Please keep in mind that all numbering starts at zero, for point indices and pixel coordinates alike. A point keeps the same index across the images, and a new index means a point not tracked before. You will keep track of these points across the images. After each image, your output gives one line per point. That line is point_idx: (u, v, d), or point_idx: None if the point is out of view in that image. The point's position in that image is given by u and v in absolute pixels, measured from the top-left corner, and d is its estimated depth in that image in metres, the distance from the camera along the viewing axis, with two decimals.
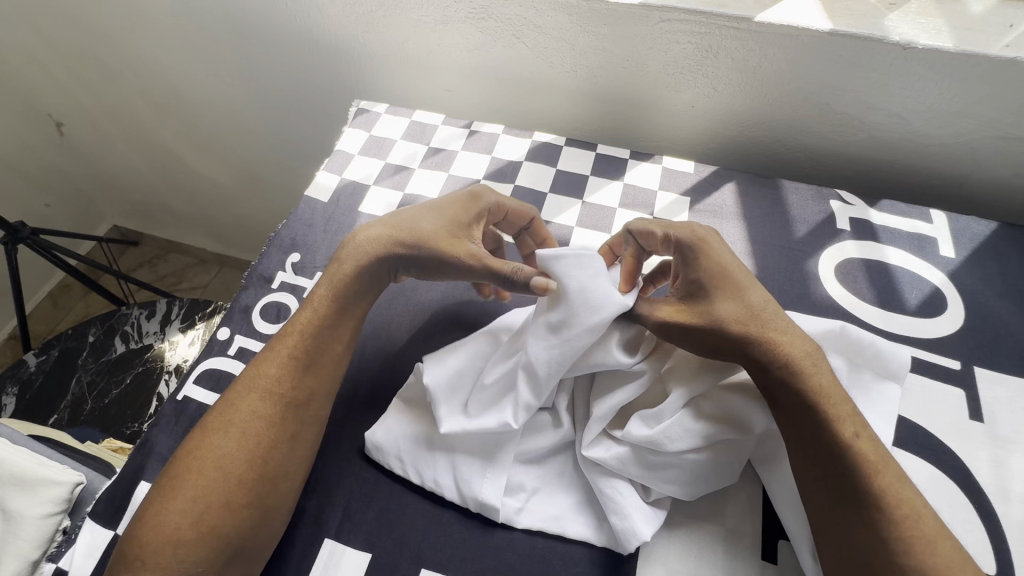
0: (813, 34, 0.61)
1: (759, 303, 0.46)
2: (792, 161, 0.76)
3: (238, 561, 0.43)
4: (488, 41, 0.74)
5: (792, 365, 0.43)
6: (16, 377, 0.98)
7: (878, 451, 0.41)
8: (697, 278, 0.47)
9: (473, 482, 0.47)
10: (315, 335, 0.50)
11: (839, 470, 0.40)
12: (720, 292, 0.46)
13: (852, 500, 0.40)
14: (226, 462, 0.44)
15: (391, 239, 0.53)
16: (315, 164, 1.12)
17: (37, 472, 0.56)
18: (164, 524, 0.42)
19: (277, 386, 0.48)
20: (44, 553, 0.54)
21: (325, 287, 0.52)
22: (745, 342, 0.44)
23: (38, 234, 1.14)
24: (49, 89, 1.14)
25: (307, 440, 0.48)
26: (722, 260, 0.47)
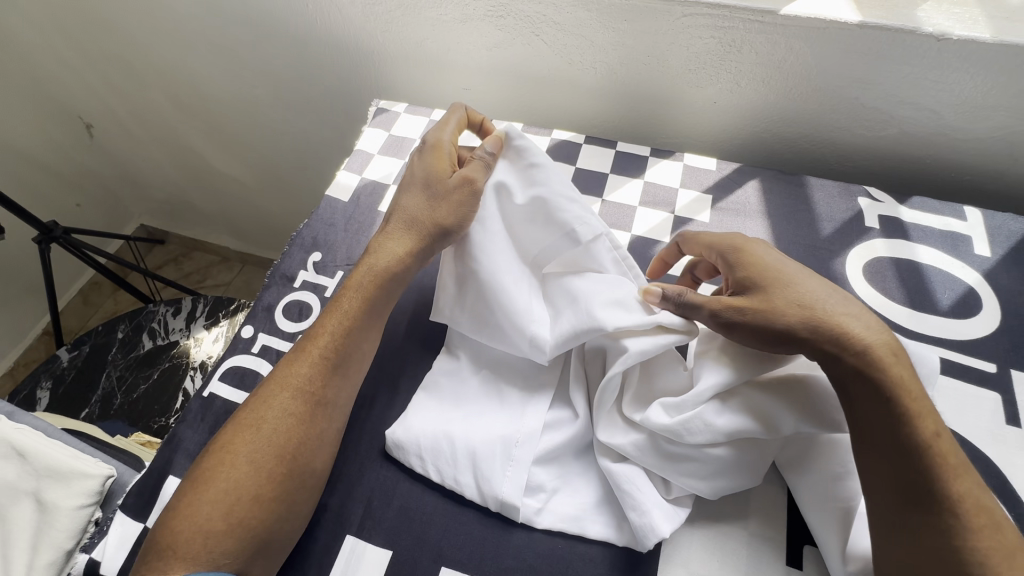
0: (842, 27, 0.59)
1: (818, 295, 0.45)
2: (818, 157, 0.74)
3: (263, 553, 0.44)
4: (507, 39, 0.74)
5: (871, 357, 0.41)
6: (50, 371, 1.01)
7: (955, 454, 0.40)
8: (748, 278, 0.47)
9: (492, 479, 0.47)
10: (345, 336, 0.51)
11: (919, 474, 0.39)
12: (776, 286, 0.46)
13: (930, 506, 0.38)
14: (258, 457, 0.45)
15: (416, 236, 0.54)
16: (335, 163, 1.13)
17: (71, 465, 0.58)
18: (196, 515, 0.43)
19: (308, 385, 0.49)
20: (78, 544, 0.56)
21: (360, 286, 0.53)
22: (816, 331, 0.43)
23: (69, 233, 1.18)
24: (80, 93, 1.18)
25: (333, 438, 0.49)
26: (766, 260, 0.48)
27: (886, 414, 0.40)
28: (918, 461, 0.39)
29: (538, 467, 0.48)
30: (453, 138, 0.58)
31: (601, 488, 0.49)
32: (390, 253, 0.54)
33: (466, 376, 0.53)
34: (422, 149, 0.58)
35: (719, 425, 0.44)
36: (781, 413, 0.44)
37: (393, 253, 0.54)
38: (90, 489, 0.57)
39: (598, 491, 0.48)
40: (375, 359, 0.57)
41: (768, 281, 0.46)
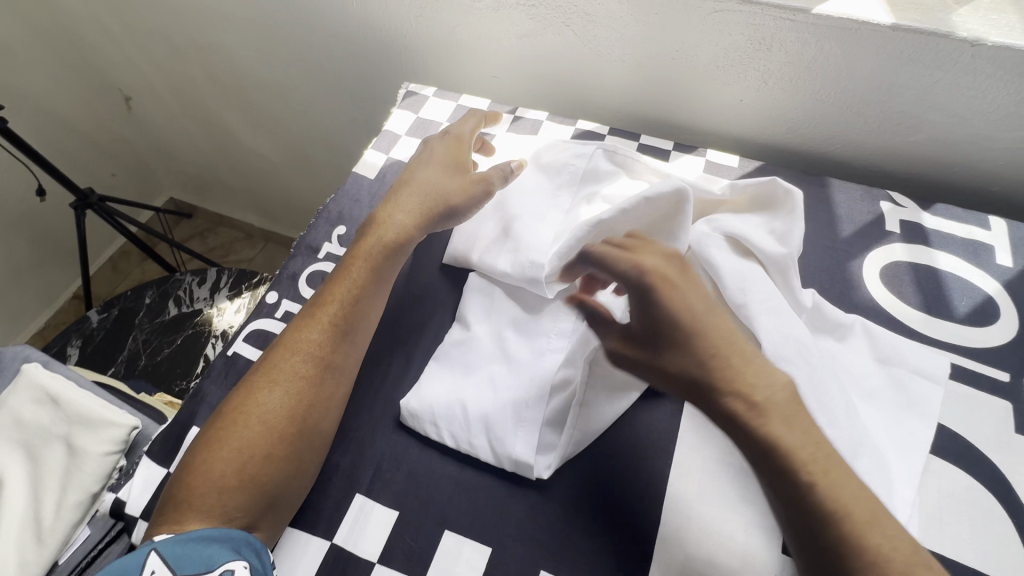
0: (874, 28, 0.59)
1: (690, 365, 0.41)
2: (840, 159, 0.74)
3: (272, 512, 0.46)
4: (538, 29, 0.75)
5: (758, 413, 0.39)
6: (81, 331, 1.06)
7: (840, 484, 0.37)
8: (656, 326, 0.43)
9: (502, 439, 0.49)
10: (354, 303, 0.54)
11: (814, 527, 0.37)
12: (675, 346, 0.42)
13: (828, 558, 0.36)
14: (269, 415, 0.48)
15: (425, 209, 0.60)
16: (363, 142, 1.15)
17: (101, 413, 0.61)
18: (212, 471, 0.46)
19: (318, 349, 0.51)
20: (104, 487, 0.60)
21: (365, 258, 0.56)
22: (708, 390, 0.41)
23: (104, 201, 1.23)
24: (122, 66, 1.22)
25: (340, 400, 0.51)
26: (683, 300, 0.43)
27: (762, 462, 0.39)
28: (810, 505, 0.37)
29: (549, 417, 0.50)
30: (472, 128, 0.67)
31: (614, 417, 0.51)
32: (395, 226, 0.58)
33: (474, 345, 0.55)
34: (444, 136, 0.66)
35: (709, 271, 0.51)
36: (764, 275, 0.51)
37: (401, 225, 0.58)
38: (117, 437, 0.61)
39: (597, 424, 0.50)
40: (390, 329, 0.59)
41: (671, 329, 0.42)
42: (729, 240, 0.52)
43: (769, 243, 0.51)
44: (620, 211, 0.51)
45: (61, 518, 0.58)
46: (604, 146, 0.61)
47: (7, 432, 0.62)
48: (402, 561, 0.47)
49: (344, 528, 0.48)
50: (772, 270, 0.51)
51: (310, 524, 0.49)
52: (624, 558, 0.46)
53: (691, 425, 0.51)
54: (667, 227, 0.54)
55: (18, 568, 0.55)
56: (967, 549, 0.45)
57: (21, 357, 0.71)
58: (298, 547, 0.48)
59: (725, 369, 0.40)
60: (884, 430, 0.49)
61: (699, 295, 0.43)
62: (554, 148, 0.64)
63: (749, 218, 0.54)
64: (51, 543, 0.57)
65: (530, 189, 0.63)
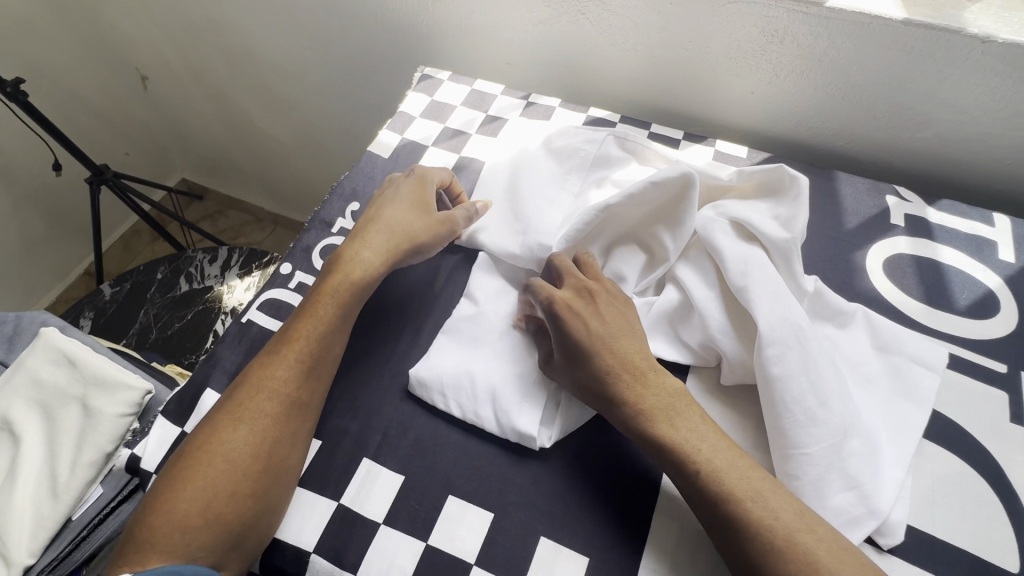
0: (887, 23, 0.60)
1: (598, 380, 0.48)
2: (848, 155, 0.75)
3: (237, 549, 0.45)
4: (554, 16, 0.76)
5: (648, 417, 0.46)
6: (93, 303, 1.07)
7: (728, 471, 0.43)
8: (568, 348, 0.49)
9: (505, 409, 0.51)
10: (320, 340, 0.53)
11: (708, 505, 0.43)
12: (584, 366, 0.48)
13: (722, 532, 0.42)
14: (235, 454, 0.47)
15: (392, 247, 0.58)
16: (376, 127, 1.16)
17: (117, 376, 0.63)
18: (176, 511, 0.45)
19: (282, 387, 0.50)
20: (116, 448, 0.62)
21: (333, 294, 0.55)
22: (610, 401, 0.47)
23: (119, 177, 1.25)
24: (141, 45, 1.24)
25: (305, 438, 0.50)
26: (583, 327, 0.49)
27: (660, 459, 0.45)
28: (700, 489, 0.43)
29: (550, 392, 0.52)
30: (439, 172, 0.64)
31: None
32: (364, 263, 0.57)
33: (483, 320, 0.57)
34: (409, 173, 0.64)
35: (712, 253, 0.53)
36: (767, 260, 0.52)
37: (370, 263, 0.57)
38: (132, 400, 0.63)
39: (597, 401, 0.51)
40: (401, 303, 0.60)
41: (574, 352, 0.49)
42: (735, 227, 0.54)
43: (773, 228, 0.52)
44: (628, 196, 0.54)
45: (75, 476, 0.59)
46: (615, 133, 0.64)
47: (26, 392, 0.64)
48: (406, 523, 0.48)
49: (350, 491, 0.50)
50: (775, 256, 0.52)
51: (317, 486, 0.50)
52: (622, 528, 0.47)
53: None
54: (674, 211, 0.55)
55: (32, 522, 0.57)
56: (959, 530, 0.46)
57: (39, 322, 0.73)
58: (306, 507, 0.49)
59: (624, 380, 0.47)
60: (883, 414, 0.50)
61: (604, 319, 0.50)
62: (568, 136, 0.66)
63: (754, 205, 0.56)
64: (65, 499, 0.58)
65: (541, 173, 0.64)
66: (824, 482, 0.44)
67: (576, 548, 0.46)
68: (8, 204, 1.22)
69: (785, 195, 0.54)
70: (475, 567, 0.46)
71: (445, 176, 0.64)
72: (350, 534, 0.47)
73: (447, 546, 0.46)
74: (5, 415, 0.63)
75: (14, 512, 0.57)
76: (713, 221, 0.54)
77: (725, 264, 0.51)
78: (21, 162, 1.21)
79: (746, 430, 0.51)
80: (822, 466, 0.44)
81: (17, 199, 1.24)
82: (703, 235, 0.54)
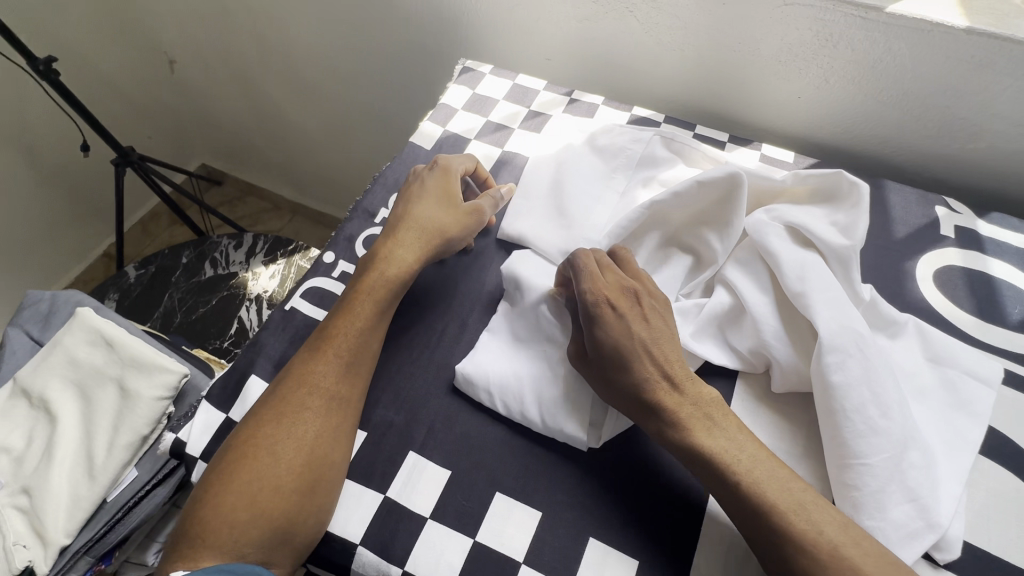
0: (948, 30, 0.59)
1: (637, 387, 0.46)
2: (895, 164, 0.74)
3: (288, 543, 0.45)
4: (600, 13, 0.75)
5: (684, 428, 0.45)
6: (118, 285, 1.07)
7: (771, 484, 0.42)
8: (606, 349, 0.48)
9: (549, 408, 0.50)
10: (359, 334, 0.52)
11: (753, 518, 0.41)
12: (622, 370, 0.47)
13: (767, 546, 0.41)
14: (279, 449, 0.47)
15: (426, 243, 0.57)
16: (406, 119, 1.16)
17: (154, 359, 0.63)
18: (222, 507, 0.45)
19: (325, 383, 0.50)
20: (153, 431, 0.62)
21: (371, 289, 0.54)
22: (644, 407, 0.46)
23: (144, 160, 1.24)
24: (171, 28, 1.24)
25: (349, 431, 0.50)
26: (624, 327, 0.48)
27: (696, 469, 0.44)
28: (741, 498, 0.42)
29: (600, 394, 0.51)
30: (460, 161, 0.62)
31: None
32: (400, 259, 0.56)
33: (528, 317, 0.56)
34: (430, 166, 0.62)
35: (767, 257, 0.52)
36: (824, 266, 0.51)
37: (404, 258, 0.56)
38: (169, 383, 0.62)
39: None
40: (444, 296, 0.60)
41: (613, 354, 0.47)
42: (789, 231, 0.53)
43: (832, 235, 0.51)
44: (673, 195, 0.54)
45: (113, 457, 0.59)
46: (661, 133, 0.63)
47: (62, 371, 0.64)
48: (453, 518, 0.47)
49: (396, 484, 0.49)
50: (832, 261, 0.52)
51: (362, 479, 0.50)
52: (672, 532, 0.46)
53: (742, 409, 0.52)
54: (722, 214, 0.54)
55: (70, 501, 0.57)
56: (1016, 548, 0.45)
57: (73, 302, 0.73)
58: (352, 498, 0.49)
59: (664, 388, 0.46)
60: (937, 426, 0.49)
61: (647, 322, 0.49)
62: (612, 136, 0.65)
63: (809, 209, 0.55)
64: (102, 480, 0.58)
65: (586, 171, 0.64)
66: (883, 494, 0.43)
67: (626, 551, 0.46)
68: (34, 182, 1.22)
69: (841, 202, 0.54)
70: (524, 565, 0.45)
71: (467, 163, 0.63)
72: (397, 527, 0.47)
73: (496, 544, 0.46)
74: (42, 394, 0.63)
75: (51, 492, 0.57)
76: (768, 224, 0.53)
77: (782, 269, 0.50)
78: (48, 141, 1.21)
79: (797, 438, 0.50)
80: (882, 478, 0.44)
81: (42, 179, 1.24)
82: (757, 239, 0.53)
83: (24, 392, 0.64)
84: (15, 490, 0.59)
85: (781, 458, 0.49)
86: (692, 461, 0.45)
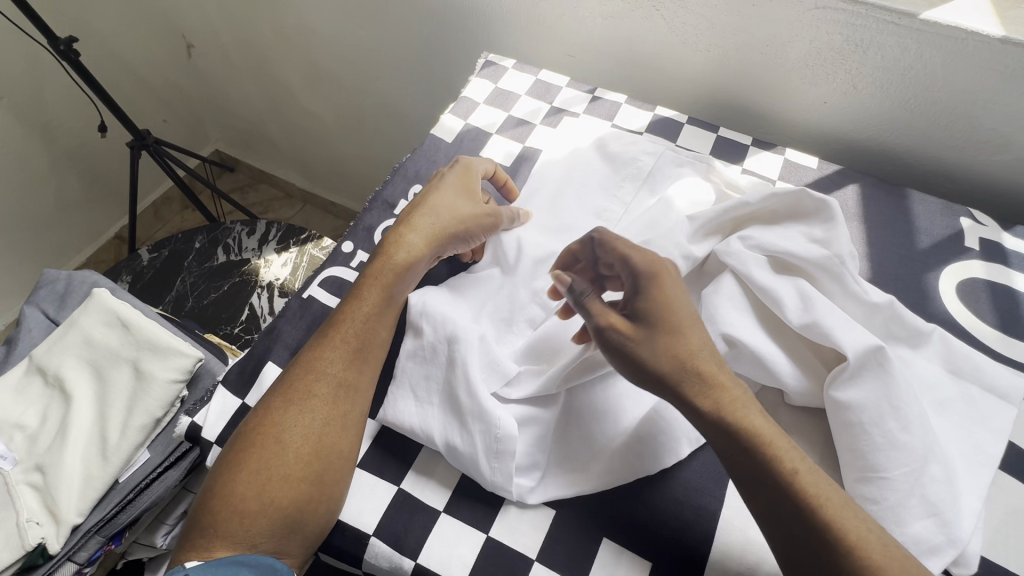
0: (982, 39, 0.58)
1: (693, 353, 0.42)
2: (920, 174, 0.73)
3: (298, 534, 0.45)
4: (627, 10, 0.75)
5: (735, 407, 0.41)
6: (131, 267, 1.07)
7: (813, 475, 0.39)
8: (658, 312, 0.44)
9: (458, 452, 0.48)
10: (366, 324, 0.51)
11: (795, 516, 0.38)
12: (676, 335, 0.43)
13: (805, 542, 0.37)
14: (286, 438, 0.46)
15: (439, 234, 0.56)
16: (422, 111, 1.15)
17: (170, 342, 0.63)
18: (231, 496, 0.45)
19: (333, 371, 0.49)
20: (166, 414, 0.62)
21: (377, 276, 0.53)
22: (692, 376, 0.41)
23: (159, 143, 1.24)
24: (190, 13, 1.24)
25: (357, 421, 0.49)
26: (675, 296, 0.45)
27: (741, 453, 0.40)
28: (779, 493, 0.38)
29: (610, 430, 0.48)
30: (483, 163, 0.62)
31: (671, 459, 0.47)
32: (410, 245, 0.55)
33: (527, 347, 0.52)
34: (451, 163, 0.61)
35: (757, 292, 0.50)
36: (814, 291, 0.49)
37: (413, 246, 0.55)
38: (183, 367, 0.62)
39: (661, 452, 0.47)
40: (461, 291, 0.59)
41: (667, 317, 0.44)
42: (770, 256, 0.52)
43: (810, 249, 0.50)
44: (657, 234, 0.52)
45: (126, 438, 0.59)
46: (672, 149, 0.63)
47: (78, 351, 0.64)
48: (466, 514, 0.47)
49: (408, 479, 0.49)
50: (822, 277, 0.50)
51: (376, 471, 0.49)
52: (686, 535, 0.46)
53: None
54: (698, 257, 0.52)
55: (83, 480, 0.58)
56: None
57: (89, 283, 0.73)
58: (365, 489, 0.49)
59: (716, 363, 0.42)
60: (956, 440, 0.48)
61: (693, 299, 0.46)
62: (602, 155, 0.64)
63: (784, 230, 0.52)
64: (115, 461, 0.58)
65: (569, 188, 0.62)
66: (901, 507, 0.43)
67: (639, 552, 0.46)
68: (49, 162, 1.22)
69: (812, 216, 0.52)
70: (536, 563, 0.45)
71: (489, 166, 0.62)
72: (409, 520, 0.47)
73: (509, 540, 0.46)
74: (58, 371, 0.63)
75: (65, 471, 0.57)
76: (743, 253, 0.51)
77: (783, 308, 0.48)
78: (65, 121, 1.21)
79: (815, 445, 0.50)
80: (902, 491, 0.43)
81: (57, 159, 1.24)
82: (739, 271, 0.51)
83: (39, 369, 0.64)
84: (29, 467, 0.59)
85: None
86: (738, 447, 0.40)
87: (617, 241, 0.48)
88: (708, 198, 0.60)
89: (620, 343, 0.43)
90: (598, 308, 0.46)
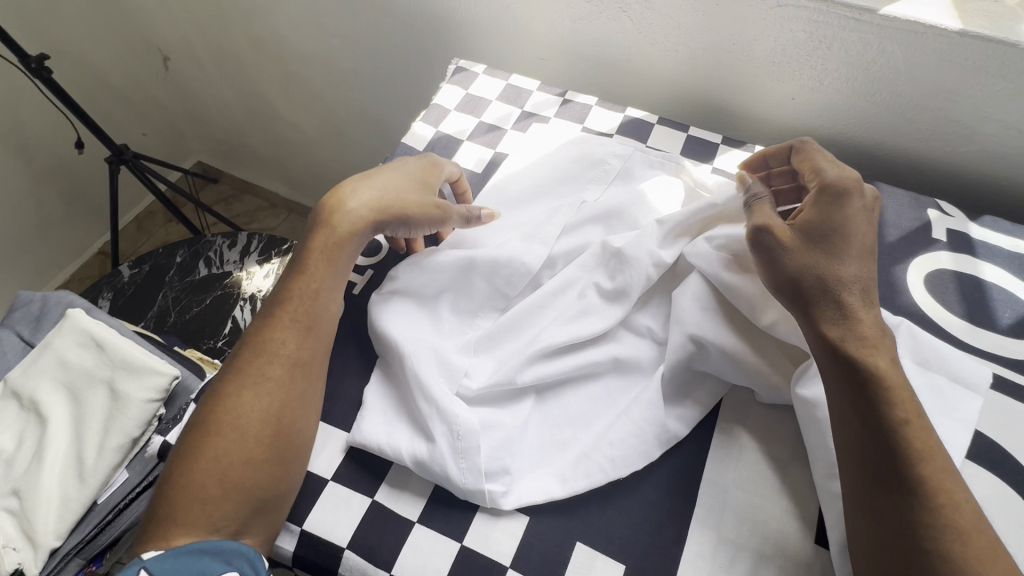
0: (941, 32, 0.59)
1: (850, 277, 0.46)
2: (889, 166, 0.73)
3: (264, 517, 0.46)
4: (594, 12, 0.75)
5: (867, 339, 0.43)
6: (112, 284, 1.07)
7: (920, 427, 0.40)
8: (833, 229, 0.47)
9: (427, 466, 0.47)
10: (314, 300, 0.52)
11: (891, 457, 0.39)
12: (846, 256, 0.47)
13: (894, 483, 0.39)
14: (242, 419, 0.47)
15: (382, 209, 0.55)
16: (400, 118, 1.15)
17: (145, 360, 0.63)
18: (190, 485, 0.45)
19: (286, 350, 0.50)
20: (144, 433, 0.62)
21: (321, 249, 0.54)
22: (833, 291, 0.45)
23: (138, 158, 1.23)
24: (164, 26, 1.23)
25: (314, 397, 0.50)
26: (856, 223, 0.48)
27: (848, 376, 0.42)
28: (880, 432, 0.40)
29: (585, 435, 0.50)
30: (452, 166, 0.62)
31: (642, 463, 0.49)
32: (350, 215, 0.54)
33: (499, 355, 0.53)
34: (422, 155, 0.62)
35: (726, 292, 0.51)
36: None
37: (357, 217, 0.54)
38: (160, 385, 0.62)
39: (635, 459, 0.48)
40: None
41: (839, 234, 0.47)
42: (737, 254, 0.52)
43: None
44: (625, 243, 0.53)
45: (103, 459, 0.59)
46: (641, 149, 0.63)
47: (53, 372, 0.64)
48: (440, 523, 0.47)
49: (381, 491, 0.49)
50: None
51: (349, 485, 0.50)
52: (659, 536, 0.46)
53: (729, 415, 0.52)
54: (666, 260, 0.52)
55: (60, 502, 0.57)
56: None
57: (65, 303, 0.72)
58: (340, 503, 0.49)
59: (860, 295, 0.45)
60: None
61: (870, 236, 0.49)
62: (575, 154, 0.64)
63: None
64: (93, 482, 0.58)
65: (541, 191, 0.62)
66: None
67: (612, 555, 0.46)
68: (27, 180, 1.21)
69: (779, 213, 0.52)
70: (510, 570, 0.45)
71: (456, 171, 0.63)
72: (383, 532, 0.47)
73: (483, 548, 0.46)
74: (32, 395, 0.63)
75: (41, 494, 0.57)
76: (710, 254, 0.52)
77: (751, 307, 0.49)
78: (41, 138, 1.20)
79: (786, 442, 0.50)
80: None
81: (36, 177, 1.23)
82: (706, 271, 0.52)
83: (14, 393, 0.64)
84: (6, 491, 0.59)
85: (768, 464, 0.49)
86: (848, 369, 0.42)
87: (817, 160, 0.53)
88: (676, 197, 0.60)
89: (774, 246, 0.47)
90: (767, 211, 0.50)
